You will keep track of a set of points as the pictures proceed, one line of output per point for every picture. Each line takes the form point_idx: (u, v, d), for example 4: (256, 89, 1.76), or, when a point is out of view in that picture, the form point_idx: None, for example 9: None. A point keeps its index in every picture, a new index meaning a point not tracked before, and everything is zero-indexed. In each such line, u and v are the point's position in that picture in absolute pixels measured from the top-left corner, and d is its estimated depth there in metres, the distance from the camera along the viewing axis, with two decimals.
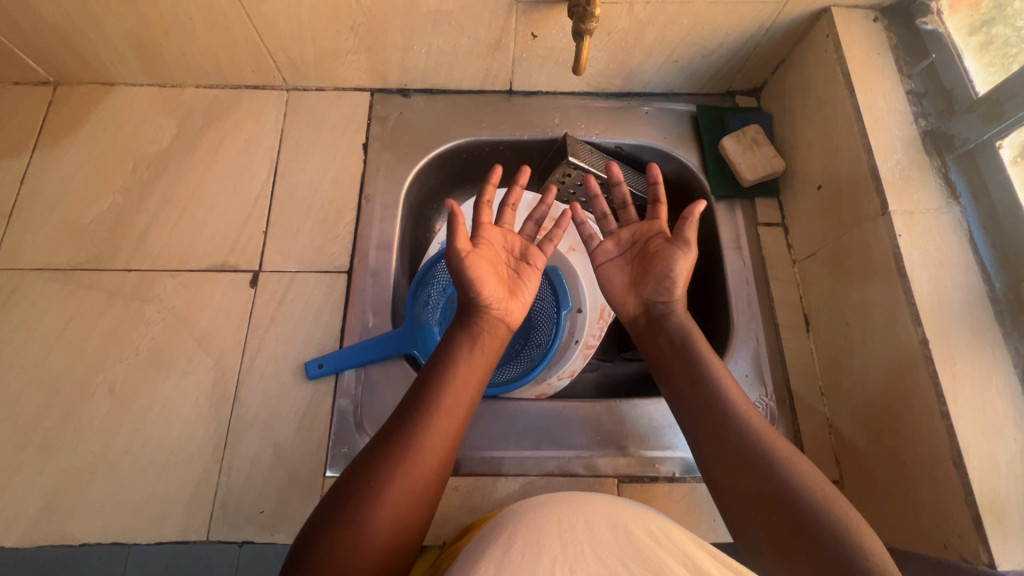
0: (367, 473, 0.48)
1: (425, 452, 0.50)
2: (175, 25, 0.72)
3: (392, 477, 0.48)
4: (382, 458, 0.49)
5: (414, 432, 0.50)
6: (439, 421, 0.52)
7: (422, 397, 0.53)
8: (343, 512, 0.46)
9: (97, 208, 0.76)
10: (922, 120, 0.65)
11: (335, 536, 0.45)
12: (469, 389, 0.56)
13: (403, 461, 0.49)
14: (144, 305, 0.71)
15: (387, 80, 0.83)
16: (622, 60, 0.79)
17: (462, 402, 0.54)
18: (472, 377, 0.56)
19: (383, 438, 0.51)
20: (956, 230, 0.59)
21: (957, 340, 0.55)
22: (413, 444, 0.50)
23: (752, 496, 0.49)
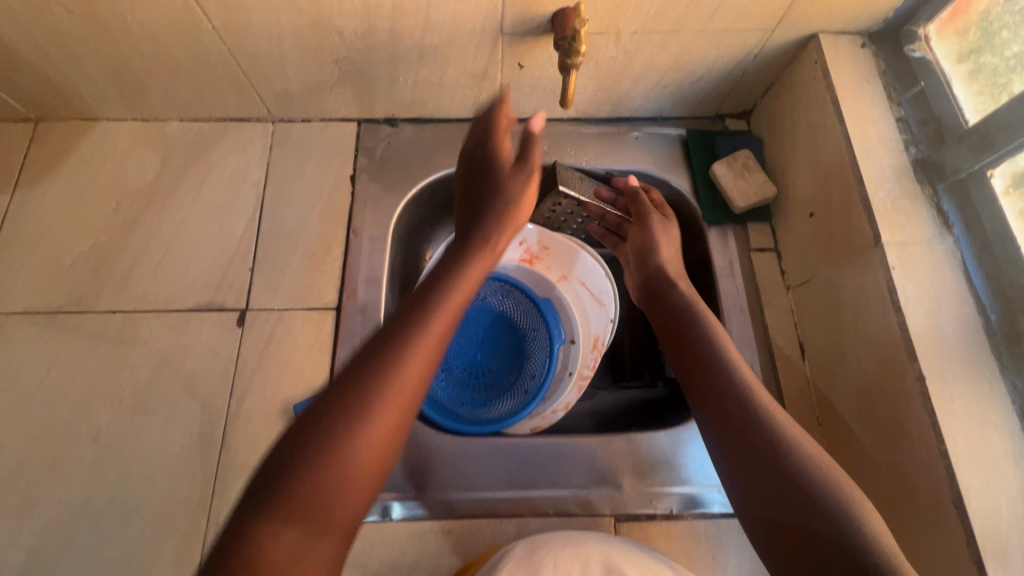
0: (346, 381, 0.41)
1: (364, 448, 0.39)
2: (156, 62, 0.71)
3: (363, 409, 0.40)
4: (361, 370, 0.42)
5: (410, 333, 0.43)
6: (432, 336, 0.44)
7: (413, 310, 0.45)
8: (316, 426, 0.39)
9: (81, 248, 0.75)
10: (912, 148, 0.64)
11: (279, 523, 0.36)
12: (430, 350, 0.44)
13: (391, 365, 0.41)
14: (128, 348, 0.70)
15: (373, 111, 0.82)
16: (611, 87, 0.79)
17: (451, 313, 0.46)
18: (466, 286, 0.49)
19: (375, 339, 0.44)
20: (950, 261, 0.59)
21: (955, 377, 0.54)
22: (369, 413, 0.40)
23: (775, 497, 0.47)
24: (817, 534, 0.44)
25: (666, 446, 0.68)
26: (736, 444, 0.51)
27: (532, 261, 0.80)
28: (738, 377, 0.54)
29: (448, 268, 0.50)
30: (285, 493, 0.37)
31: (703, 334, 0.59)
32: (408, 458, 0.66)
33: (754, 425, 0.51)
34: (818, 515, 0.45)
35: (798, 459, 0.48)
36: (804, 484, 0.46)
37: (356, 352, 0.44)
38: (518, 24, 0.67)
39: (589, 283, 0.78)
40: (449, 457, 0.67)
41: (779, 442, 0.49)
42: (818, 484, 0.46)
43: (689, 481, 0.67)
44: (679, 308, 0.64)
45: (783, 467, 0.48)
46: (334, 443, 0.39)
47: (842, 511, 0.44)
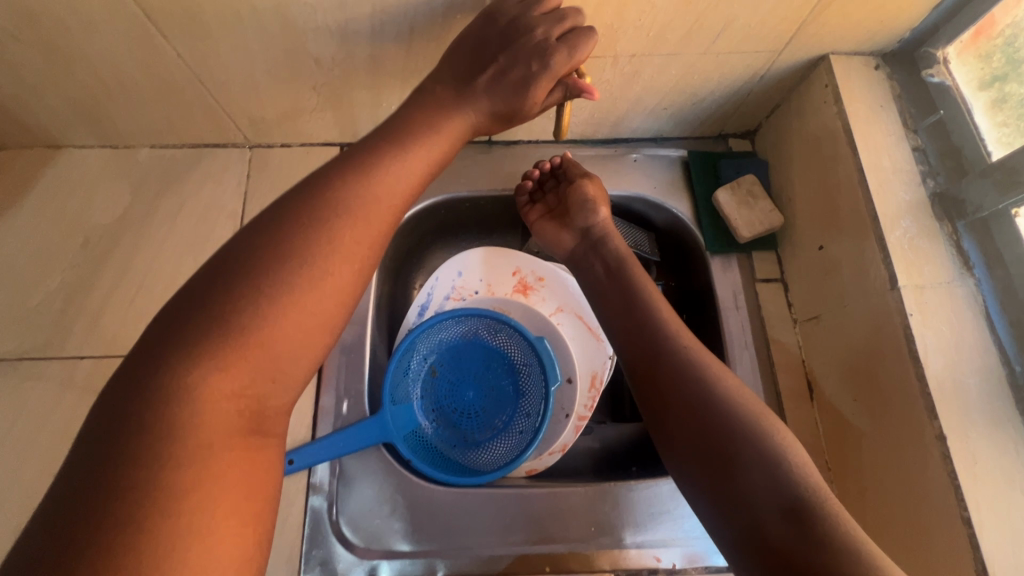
0: (246, 293, 0.41)
1: (316, 284, 0.43)
2: (120, 90, 0.66)
3: (295, 281, 0.42)
4: (266, 255, 0.42)
5: (315, 235, 0.44)
6: (353, 227, 0.46)
7: (321, 214, 0.45)
8: (222, 307, 0.40)
9: (46, 288, 0.71)
10: (930, 180, 0.60)
11: (205, 388, 0.38)
12: (372, 235, 0.47)
13: (302, 269, 0.43)
14: (99, 396, 0.66)
15: (356, 135, 0.77)
16: (608, 109, 0.74)
17: (375, 224, 0.48)
18: (391, 199, 0.50)
19: (278, 215, 0.45)
20: (971, 306, 0.55)
21: (977, 435, 0.51)
22: (240, 325, 0.40)
23: (709, 461, 0.50)
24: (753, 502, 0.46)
25: (670, 495, 0.65)
26: (677, 418, 0.53)
27: (527, 293, 0.77)
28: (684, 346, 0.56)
29: (362, 165, 0.50)
30: (202, 369, 0.38)
31: (643, 306, 0.61)
32: (398, 511, 0.63)
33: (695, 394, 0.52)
34: (752, 470, 0.47)
35: (740, 421, 0.50)
36: (742, 442, 0.48)
37: (257, 230, 0.44)
38: None
39: (587, 317, 0.76)
40: (440, 511, 0.63)
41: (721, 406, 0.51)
42: (759, 445, 0.48)
43: (694, 533, 0.64)
44: (627, 274, 0.65)
45: (719, 429, 0.50)
46: (251, 350, 0.40)
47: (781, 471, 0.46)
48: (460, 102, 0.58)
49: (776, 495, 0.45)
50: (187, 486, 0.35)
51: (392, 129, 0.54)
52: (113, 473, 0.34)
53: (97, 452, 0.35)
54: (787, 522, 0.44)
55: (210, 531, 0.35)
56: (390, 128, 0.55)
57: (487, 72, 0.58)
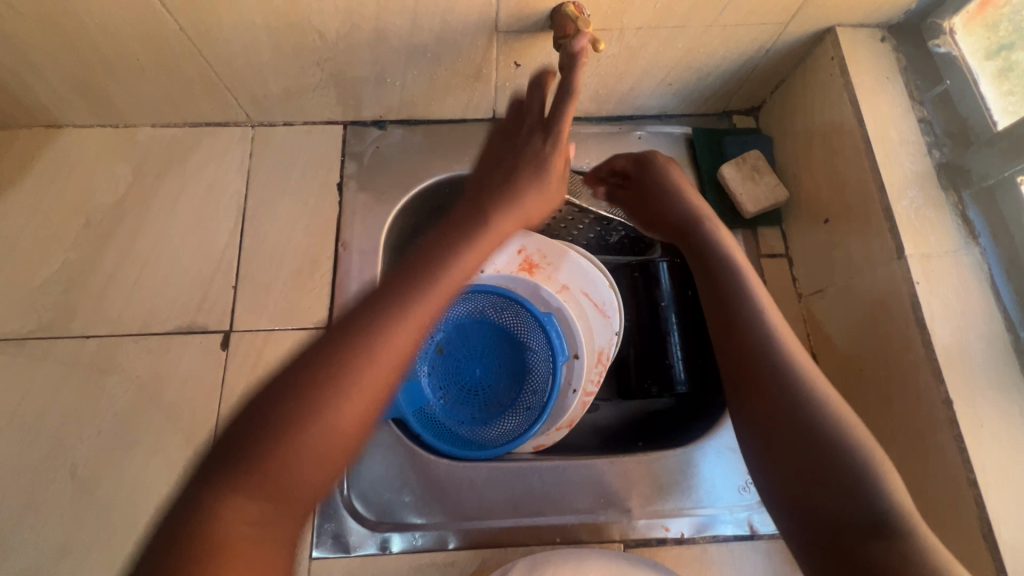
0: (271, 427, 0.36)
1: (337, 410, 0.37)
2: (120, 67, 0.65)
3: (319, 412, 0.37)
4: (302, 386, 0.38)
5: (346, 354, 0.39)
6: (386, 350, 0.40)
7: (350, 343, 0.39)
8: (247, 449, 0.36)
9: (49, 269, 0.70)
10: (936, 151, 0.61)
11: (249, 495, 0.35)
12: (404, 356, 0.40)
13: (330, 396, 0.37)
14: (105, 376, 0.66)
15: (359, 113, 0.77)
16: (613, 85, 0.74)
17: (407, 346, 0.41)
18: (427, 315, 0.42)
19: (299, 371, 0.39)
20: (977, 275, 0.56)
21: (983, 400, 0.51)
22: (299, 423, 0.37)
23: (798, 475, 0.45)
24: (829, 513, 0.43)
25: (677, 467, 0.66)
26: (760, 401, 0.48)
27: (532, 271, 0.74)
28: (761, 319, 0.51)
29: (446, 248, 0.49)
30: (244, 472, 0.35)
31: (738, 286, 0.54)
32: (408, 485, 0.64)
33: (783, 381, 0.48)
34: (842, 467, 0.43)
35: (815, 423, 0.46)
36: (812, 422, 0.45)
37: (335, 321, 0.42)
38: (515, 21, 0.61)
39: (592, 294, 0.74)
40: (451, 485, 0.64)
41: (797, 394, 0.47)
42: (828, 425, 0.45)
43: (702, 503, 0.65)
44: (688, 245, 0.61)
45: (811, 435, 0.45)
46: (283, 460, 0.36)
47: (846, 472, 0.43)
48: (507, 188, 0.59)
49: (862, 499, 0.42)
50: None
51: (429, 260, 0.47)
52: None
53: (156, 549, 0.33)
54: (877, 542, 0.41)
55: None
56: (460, 229, 0.53)
57: (546, 144, 0.61)
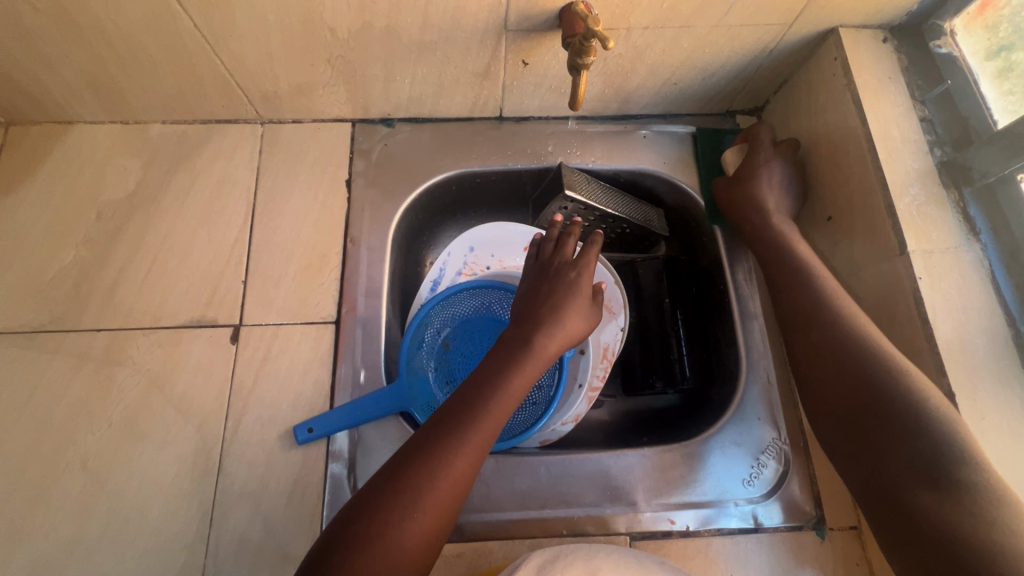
0: (363, 532, 0.45)
1: (410, 533, 0.45)
2: (134, 63, 0.66)
3: (397, 521, 0.45)
4: (391, 503, 0.46)
5: (414, 480, 0.47)
6: (445, 483, 0.48)
7: (419, 473, 0.47)
8: (345, 553, 0.44)
9: (60, 262, 0.71)
10: (937, 150, 0.62)
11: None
12: (457, 494, 0.48)
13: (404, 514, 0.46)
14: (116, 368, 0.66)
15: (368, 111, 0.77)
16: (619, 85, 0.75)
17: (460, 485, 0.48)
18: (480, 450, 0.50)
19: (375, 495, 0.47)
20: (978, 271, 0.57)
21: (984, 393, 0.52)
22: (387, 522, 0.45)
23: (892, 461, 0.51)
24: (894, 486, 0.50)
25: (682, 461, 0.66)
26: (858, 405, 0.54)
27: None
28: (855, 325, 0.57)
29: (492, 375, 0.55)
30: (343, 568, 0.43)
31: (828, 308, 0.59)
32: None
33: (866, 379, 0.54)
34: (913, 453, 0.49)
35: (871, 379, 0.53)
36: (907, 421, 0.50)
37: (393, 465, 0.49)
38: (523, 20, 0.62)
39: None
40: None
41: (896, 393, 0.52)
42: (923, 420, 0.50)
43: (707, 496, 0.65)
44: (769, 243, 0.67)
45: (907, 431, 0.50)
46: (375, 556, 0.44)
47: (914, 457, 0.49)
48: (552, 302, 0.61)
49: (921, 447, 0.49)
50: None
51: (475, 394, 0.53)
52: None
53: None
54: (934, 493, 0.47)
55: None
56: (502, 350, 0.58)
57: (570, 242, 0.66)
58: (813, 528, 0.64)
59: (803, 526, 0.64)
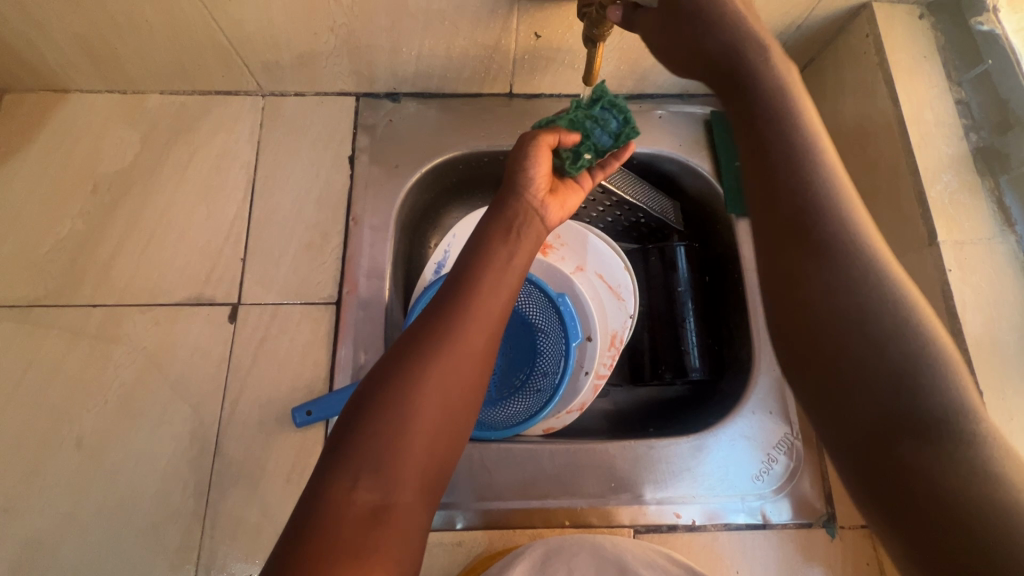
0: (371, 417, 0.40)
1: (427, 414, 0.41)
2: (128, 28, 0.63)
3: (408, 397, 0.41)
4: (405, 381, 0.41)
5: (418, 359, 0.42)
6: (452, 354, 0.43)
7: (422, 348, 0.43)
8: (364, 432, 0.40)
9: (56, 235, 0.69)
10: (973, 134, 0.58)
11: (366, 482, 0.38)
12: (472, 365, 0.44)
13: (419, 394, 0.41)
14: (112, 345, 0.65)
15: (373, 84, 0.74)
16: (635, 61, 0.71)
17: (473, 356, 0.44)
18: (487, 323, 0.46)
19: (378, 380, 0.42)
20: (1011, 264, 0.54)
21: (1013, 393, 0.50)
22: (405, 405, 0.40)
23: (837, 374, 0.40)
24: (875, 424, 0.38)
25: (688, 451, 0.64)
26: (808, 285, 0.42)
27: (545, 251, 0.75)
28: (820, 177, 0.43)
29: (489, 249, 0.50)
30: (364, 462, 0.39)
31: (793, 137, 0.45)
32: None
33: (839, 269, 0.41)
34: (870, 367, 0.39)
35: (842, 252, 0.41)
36: (873, 320, 0.39)
37: (399, 347, 0.44)
38: None
39: (606, 275, 0.74)
40: (461, 464, 0.63)
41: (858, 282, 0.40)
42: (881, 319, 0.39)
43: (713, 490, 0.63)
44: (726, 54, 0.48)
45: (877, 350, 0.39)
46: (391, 443, 0.39)
47: (881, 362, 0.39)
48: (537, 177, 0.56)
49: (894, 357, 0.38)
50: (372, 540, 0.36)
51: (470, 272, 0.48)
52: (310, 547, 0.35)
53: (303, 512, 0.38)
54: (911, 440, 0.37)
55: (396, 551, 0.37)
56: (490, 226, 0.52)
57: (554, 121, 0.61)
58: (824, 525, 0.62)
59: (813, 524, 0.63)
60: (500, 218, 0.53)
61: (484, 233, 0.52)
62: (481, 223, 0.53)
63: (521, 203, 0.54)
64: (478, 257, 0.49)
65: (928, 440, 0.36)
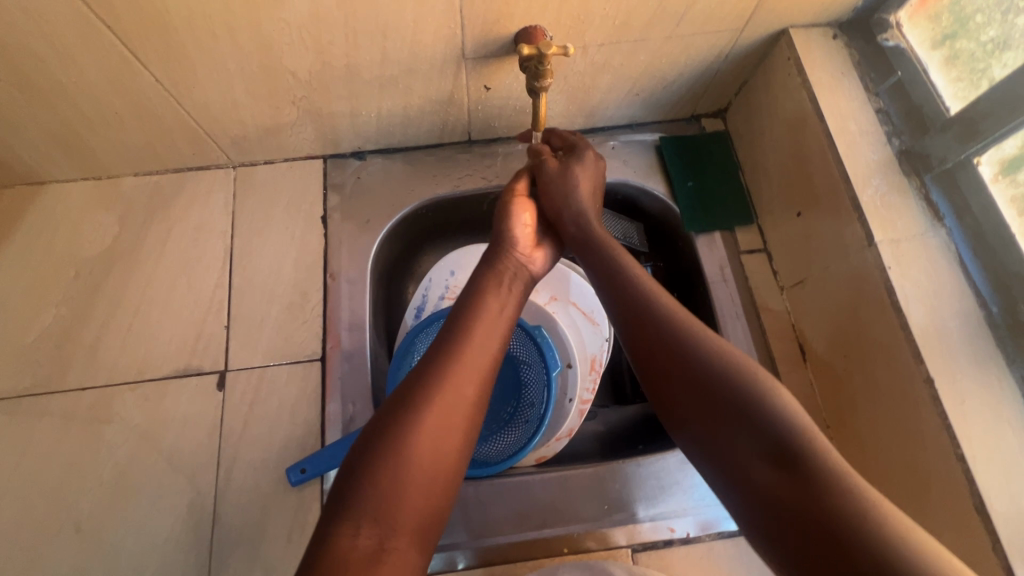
0: (371, 458, 0.44)
1: (421, 453, 0.45)
2: (100, 121, 0.67)
3: (405, 441, 0.45)
4: (400, 423, 0.46)
5: (413, 410, 0.47)
6: (446, 398, 0.48)
7: (416, 395, 0.47)
8: (365, 472, 0.43)
9: (41, 323, 0.70)
10: (895, 140, 0.63)
11: (362, 528, 0.41)
12: (466, 409, 0.48)
13: (415, 433, 0.45)
14: (104, 426, 0.66)
15: (338, 146, 0.78)
16: (582, 101, 0.76)
17: (465, 399, 0.48)
18: (476, 370, 0.50)
19: (377, 430, 0.46)
20: (945, 255, 0.57)
21: (963, 376, 0.53)
22: (402, 446, 0.44)
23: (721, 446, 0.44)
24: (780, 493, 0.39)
25: (675, 465, 0.66)
26: (688, 412, 0.47)
27: None
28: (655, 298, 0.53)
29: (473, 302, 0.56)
30: (362, 505, 0.42)
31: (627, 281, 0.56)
32: None
33: (705, 376, 0.46)
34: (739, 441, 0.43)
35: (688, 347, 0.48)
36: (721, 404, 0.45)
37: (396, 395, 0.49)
38: (480, 47, 0.64)
39: (580, 302, 0.77)
40: (458, 504, 0.64)
41: (731, 391, 0.45)
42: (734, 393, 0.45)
43: (704, 501, 0.65)
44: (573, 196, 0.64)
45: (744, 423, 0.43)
46: (385, 485, 0.43)
47: (758, 433, 0.42)
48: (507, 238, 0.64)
49: (763, 434, 0.42)
50: None
51: (461, 326, 0.53)
52: None
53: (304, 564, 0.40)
54: (781, 475, 0.40)
55: None
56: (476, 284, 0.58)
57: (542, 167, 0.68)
58: None
59: None
60: (493, 270, 0.60)
61: (476, 283, 0.59)
62: (475, 275, 0.60)
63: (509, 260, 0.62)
64: (467, 305, 0.56)
65: (819, 501, 0.38)
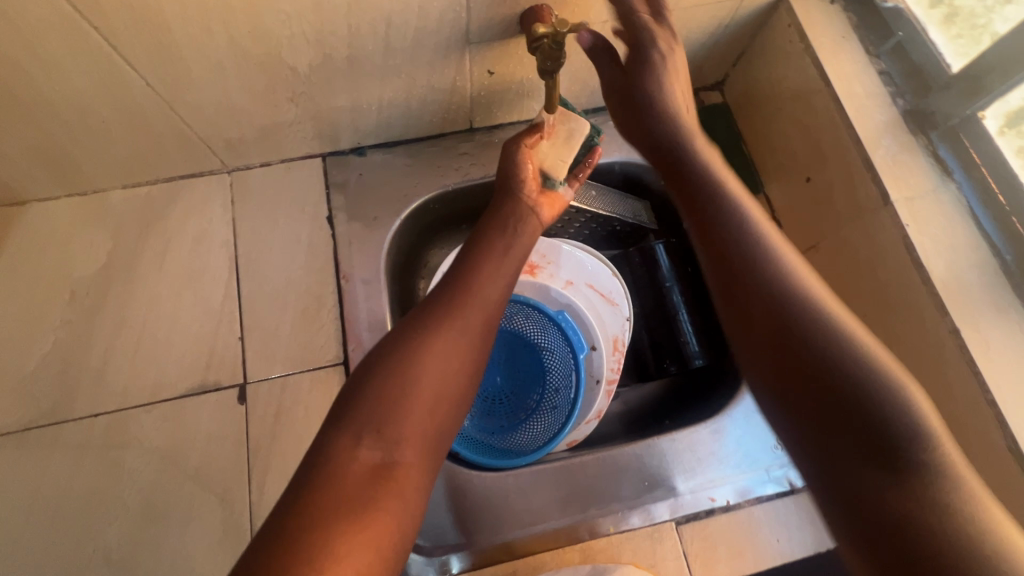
0: (381, 376, 0.46)
1: (428, 381, 0.46)
2: (87, 131, 0.63)
3: (413, 365, 0.46)
4: (408, 348, 0.47)
5: (419, 334, 0.49)
6: (453, 329, 0.50)
7: (425, 322, 0.50)
8: (370, 390, 0.45)
9: (40, 351, 0.67)
10: (900, 99, 0.64)
11: (363, 442, 0.43)
12: (473, 341, 0.50)
13: (423, 357, 0.47)
14: (122, 452, 0.63)
15: (337, 142, 0.76)
16: (585, 81, 0.75)
17: (472, 332, 0.50)
18: (482, 309, 0.52)
19: (389, 347, 0.48)
20: (957, 209, 0.59)
21: (986, 324, 0.55)
22: (409, 369, 0.46)
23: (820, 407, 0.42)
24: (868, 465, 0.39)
25: (708, 436, 0.67)
26: (764, 345, 0.45)
27: (534, 272, 0.76)
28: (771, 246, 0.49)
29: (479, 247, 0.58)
30: (364, 422, 0.43)
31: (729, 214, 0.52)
32: (454, 504, 0.63)
33: (812, 341, 0.43)
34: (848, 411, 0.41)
35: (801, 310, 0.45)
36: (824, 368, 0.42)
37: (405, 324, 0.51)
38: (484, 30, 0.62)
39: (597, 283, 0.76)
40: (499, 497, 0.64)
41: (820, 339, 0.43)
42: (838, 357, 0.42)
43: (740, 468, 0.66)
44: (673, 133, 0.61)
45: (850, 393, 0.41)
46: (390, 408, 0.44)
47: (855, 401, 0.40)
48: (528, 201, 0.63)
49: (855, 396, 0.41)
50: (365, 493, 0.40)
51: (466, 270, 0.55)
52: (307, 494, 0.39)
53: (303, 472, 0.42)
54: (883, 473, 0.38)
55: (382, 512, 0.40)
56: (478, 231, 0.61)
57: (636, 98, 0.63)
58: None
59: None
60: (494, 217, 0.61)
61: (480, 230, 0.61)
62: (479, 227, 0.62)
63: (517, 206, 0.62)
64: (473, 250, 0.58)
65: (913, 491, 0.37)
